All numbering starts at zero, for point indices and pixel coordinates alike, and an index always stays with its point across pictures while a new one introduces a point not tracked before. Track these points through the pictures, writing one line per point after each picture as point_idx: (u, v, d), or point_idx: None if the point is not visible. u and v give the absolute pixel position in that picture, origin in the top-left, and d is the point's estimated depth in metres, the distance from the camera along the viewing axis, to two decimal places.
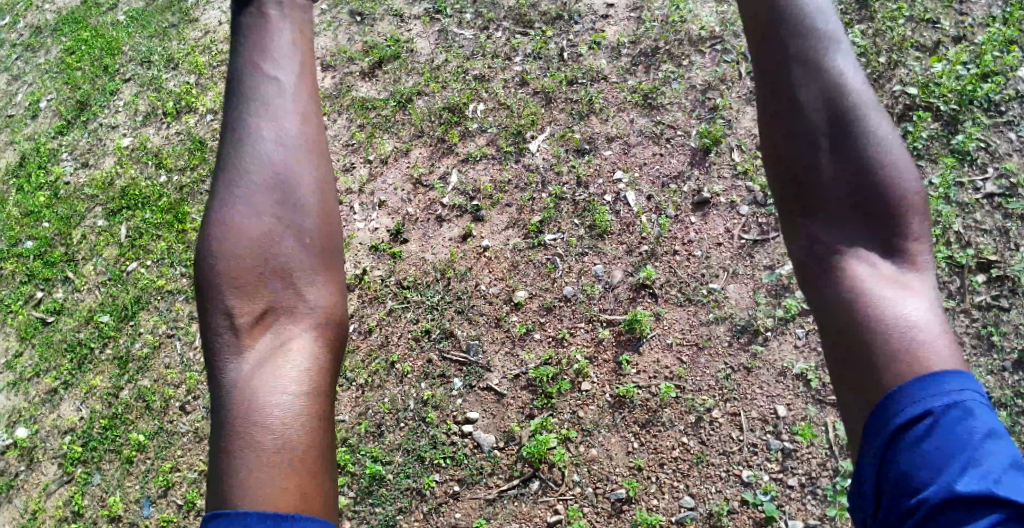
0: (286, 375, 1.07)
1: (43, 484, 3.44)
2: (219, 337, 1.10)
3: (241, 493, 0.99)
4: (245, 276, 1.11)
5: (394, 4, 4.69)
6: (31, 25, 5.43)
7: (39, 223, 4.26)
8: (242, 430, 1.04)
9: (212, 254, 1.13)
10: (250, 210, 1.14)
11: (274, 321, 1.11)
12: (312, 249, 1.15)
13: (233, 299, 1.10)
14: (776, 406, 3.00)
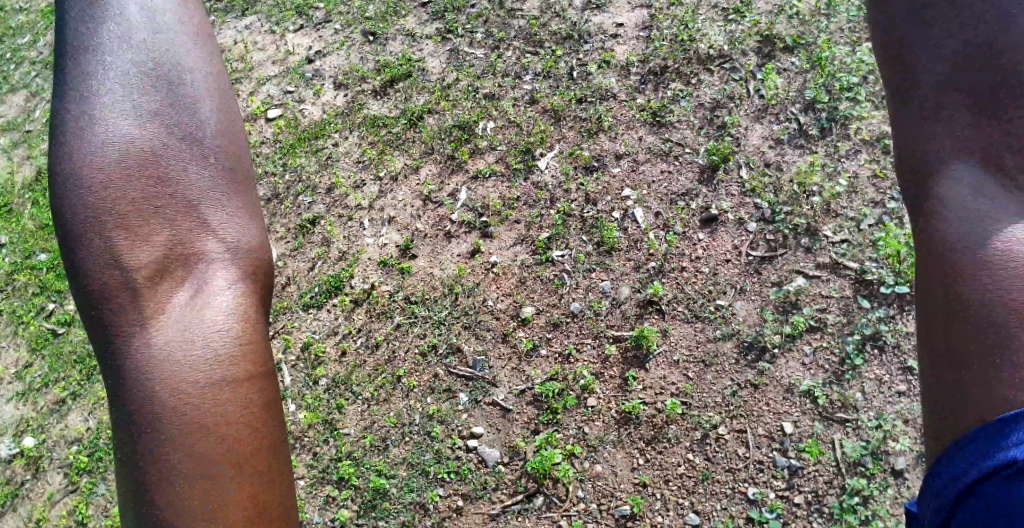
0: (207, 331, 1.03)
1: (49, 493, 3.45)
2: (118, 302, 1.03)
3: (178, 467, 0.96)
4: (147, 230, 1.05)
5: (406, 24, 4.75)
6: (53, 44, 5.56)
7: (54, 236, 4.32)
8: (167, 397, 0.99)
9: (91, 213, 1.05)
10: (151, 155, 1.08)
11: (185, 272, 1.06)
12: (216, 189, 1.11)
13: (133, 258, 1.04)
14: (784, 423, 2.98)
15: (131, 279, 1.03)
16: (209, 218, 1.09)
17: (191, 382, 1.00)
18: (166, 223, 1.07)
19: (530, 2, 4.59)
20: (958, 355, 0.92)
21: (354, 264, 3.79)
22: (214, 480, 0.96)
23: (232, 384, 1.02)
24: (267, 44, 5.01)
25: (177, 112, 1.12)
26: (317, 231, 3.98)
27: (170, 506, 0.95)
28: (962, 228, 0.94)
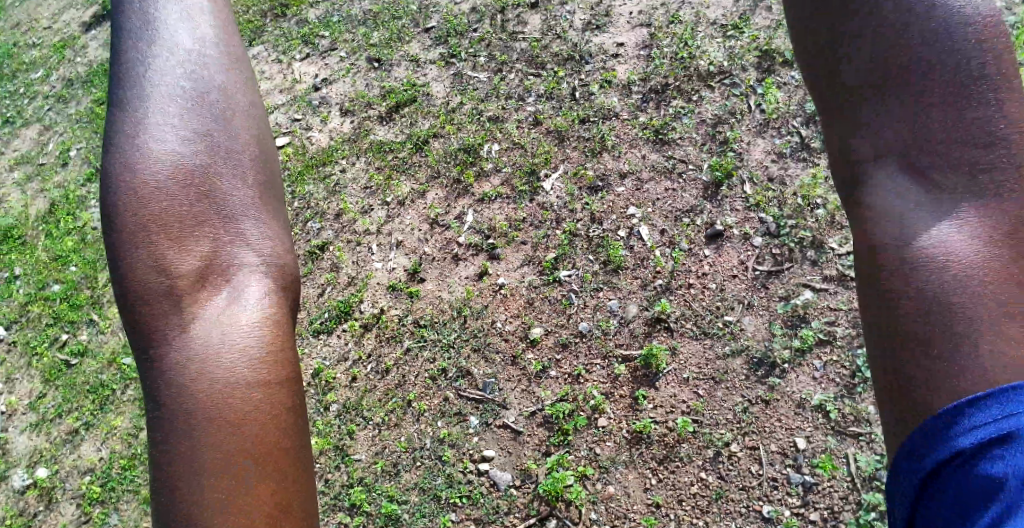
0: (238, 321, 0.87)
1: (62, 524, 3.46)
2: (141, 280, 0.88)
3: (201, 470, 0.81)
4: (173, 196, 0.88)
5: (410, 49, 4.81)
6: (65, 78, 5.66)
7: (66, 267, 4.37)
8: (197, 386, 0.84)
9: (120, 174, 0.90)
10: (179, 107, 0.91)
11: (215, 248, 0.88)
12: (252, 156, 0.94)
13: (161, 229, 0.88)
14: (796, 439, 2.95)
15: (160, 251, 0.87)
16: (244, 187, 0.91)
17: (223, 376, 0.85)
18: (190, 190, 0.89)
19: (532, 25, 4.64)
20: (905, 357, 0.82)
21: (363, 289, 3.81)
22: (240, 488, 0.80)
23: (263, 383, 0.86)
24: (275, 73, 5.10)
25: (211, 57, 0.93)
26: (325, 257, 4.02)
27: (186, 508, 0.80)
28: (898, 221, 0.85)
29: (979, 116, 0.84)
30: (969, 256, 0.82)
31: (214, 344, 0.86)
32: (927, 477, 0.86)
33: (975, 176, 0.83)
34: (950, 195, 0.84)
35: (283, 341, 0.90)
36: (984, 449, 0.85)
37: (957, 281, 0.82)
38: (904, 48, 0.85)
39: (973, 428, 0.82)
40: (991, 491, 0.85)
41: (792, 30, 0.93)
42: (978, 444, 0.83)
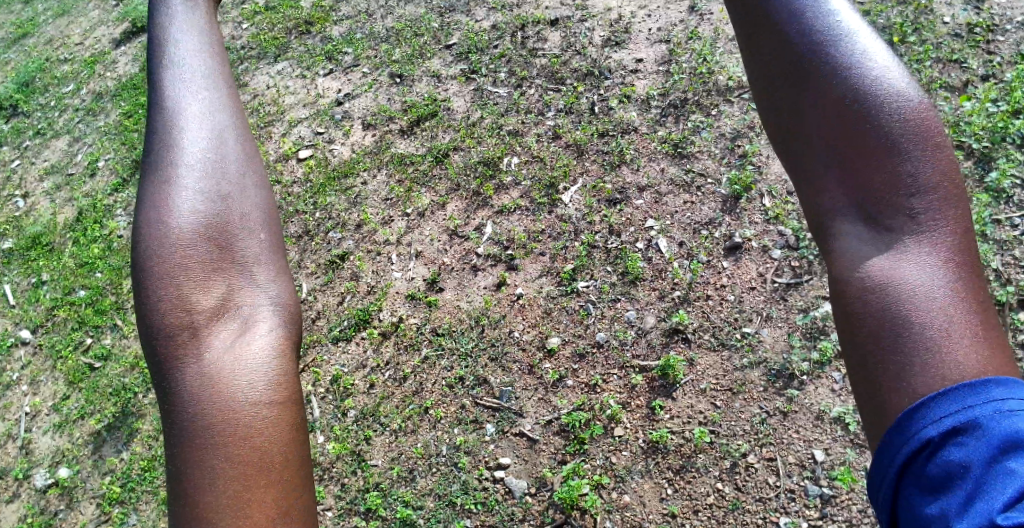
0: (248, 357, 0.79)
1: (81, 523, 3.50)
2: (160, 310, 0.81)
3: (213, 474, 0.74)
4: (187, 230, 0.81)
5: (432, 65, 4.89)
6: (94, 92, 5.80)
7: (92, 273, 4.45)
8: (210, 402, 0.78)
9: (142, 204, 0.85)
10: (196, 142, 0.84)
11: (228, 286, 0.81)
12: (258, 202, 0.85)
13: (177, 262, 0.81)
14: (814, 451, 2.93)
15: (175, 285, 0.81)
16: (259, 227, 0.83)
17: (232, 411, 0.77)
18: (205, 222, 0.81)
19: (552, 41, 4.70)
20: (876, 366, 0.78)
21: (382, 298, 3.84)
22: (251, 493, 0.74)
23: (271, 402, 0.79)
24: (299, 88, 5.18)
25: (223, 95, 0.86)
26: (346, 266, 4.06)
27: (196, 512, 0.74)
28: (861, 251, 0.81)
29: (924, 161, 0.82)
30: (928, 269, 0.79)
31: (222, 383, 0.78)
32: (896, 470, 0.81)
33: (924, 207, 0.81)
34: (902, 228, 0.81)
35: (292, 373, 0.82)
36: (951, 436, 0.79)
37: (918, 294, 0.78)
38: (863, 93, 0.83)
39: (938, 418, 0.77)
40: (954, 476, 0.80)
41: (771, 74, 0.86)
42: (945, 433, 0.78)
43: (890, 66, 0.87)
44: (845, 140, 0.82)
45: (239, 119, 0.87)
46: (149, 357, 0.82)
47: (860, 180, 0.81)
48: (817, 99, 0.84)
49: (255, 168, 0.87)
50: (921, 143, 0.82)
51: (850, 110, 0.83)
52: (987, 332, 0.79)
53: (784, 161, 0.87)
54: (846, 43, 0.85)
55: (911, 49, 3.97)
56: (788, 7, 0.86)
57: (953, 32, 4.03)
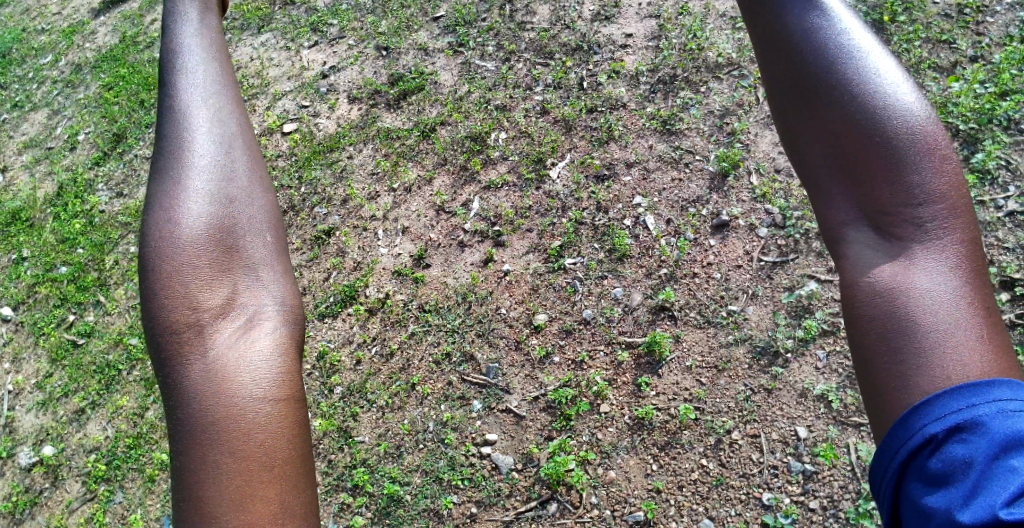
0: (253, 353, 0.80)
1: (67, 501, 3.50)
2: (165, 308, 0.82)
3: (217, 469, 0.75)
4: (192, 228, 0.83)
5: (419, 38, 4.81)
6: (73, 63, 5.68)
7: (73, 249, 4.40)
8: (214, 399, 0.78)
9: (151, 207, 0.86)
10: (203, 145, 0.86)
11: (233, 286, 0.82)
12: (266, 205, 0.87)
13: (184, 262, 0.82)
14: (797, 428, 2.97)
15: (183, 283, 0.82)
16: (264, 231, 0.85)
17: (238, 406, 0.78)
18: (211, 223, 0.83)
19: (541, 15, 4.65)
20: (878, 366, 0.78)
21: (368, 274, 3.82)
22: (256, 489, 0.74)
23: (274, 399, 0.79)
24: (283, 60, 5.10)
25: (232, 107, 0.90)
26: (332, 242, 4.03)
27: (200, 510, 0.74)
28: (868, 257, 0.81)
29: (930, 172, 0.82)
30: (936, 275, 0.80)
31: (226, 380, 0.79)
32: (899, 465, 0.82)
33: (930, 217, 0.81)
34: (910, 236, 0.81)
35: (296, 372, 0.82)
36: (956, 435, 0.80)
37: (925, 297, 0.79)
38: (873, 106, 0.83)
39: (941, 415, 0.78)
40: (955, 472, 0.82)
41: (784, 85, 0.87)
42: (949, 430, 0.79)
43: (896, 69, 0.88)
44: (849, 143, 0.82)
45: (245, 131, 0.90)
46: (153, 359, 0.83)
47: (863, 180, 0.82)
48: (817, 99, 0.85)
49: (262, 177, 0.89)
50: (927, 148, 0.83)
51: (854, 112, 0.83)
52: (993, 339, 0.79)
53: (789, 158, 0.88)
54: (849, 43, 0.86)
55: (901, 29, 3.96)
56: (797, 15, 0.87)
57: (943, 12, 4.03)
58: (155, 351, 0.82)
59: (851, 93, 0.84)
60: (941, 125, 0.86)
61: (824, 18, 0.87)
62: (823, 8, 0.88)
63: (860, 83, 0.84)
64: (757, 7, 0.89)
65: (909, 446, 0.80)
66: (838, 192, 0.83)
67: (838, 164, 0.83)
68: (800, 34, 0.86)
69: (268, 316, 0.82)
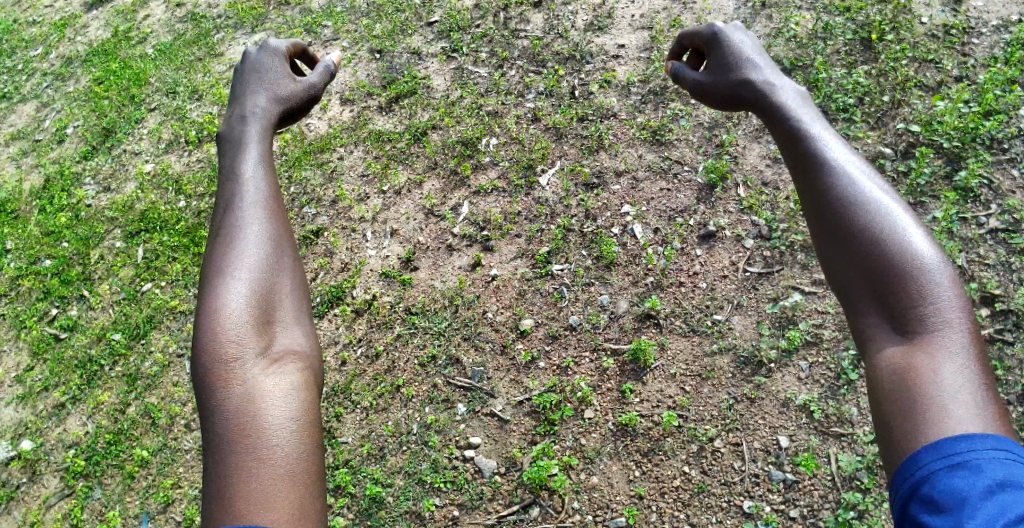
0: (280, 374, 1.56)
1: (45, 496, 3.45)
2: (216, 347, 1.56)
3: (247, 468, 1.42)
4: (241, 302, 1.61)
5: (412, 42, 4.82)
6: (64, 56, 5.66)
7: (59, 243, 4.37)
8: (245, 413, 1.50)
9: (211, 286, 1.63)
10: (253, 246, 1.70)
11: (266, 341, 1.60)
12: (286, 294, 1.69)
13: (233, 322, 1.58)
14: (779, 437, 3.00)
15: (232, 335, 1.57)
16: (289, 303, 1.69)
17: (269, 414, 1.50)
18: (252, 304, 1.62)
19: (534, 23, 4.68)
20: (900, 411, 1.39)
21: (356, 275, 3.81)
22: (269, 480, 1.42)
23: (294, 415, 1.52)
24: None
25: (273, 226, 1.76)
26: (320, 242, 4.01)
27: (231, 492, 1.40)
28: (891, 342, 1.46)
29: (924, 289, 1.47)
30: (943, 351, 1.41)
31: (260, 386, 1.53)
32: (912, 488, 1.30)
33: (932, 319, 1.44)
34: (923, 331, 1.44)
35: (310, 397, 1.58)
36: (958, 472, 1.27)
37: (929, 366, 1.40)
38: (891, 249, 1.52)
39: (944, 452, 1.30)
40: (959, 501, 1.25)
41: (834, 241, 1.61)
42: (948, 465, 1.28)
43: (916, 230, 1.55)
44: (870, 272, 1.52)
45: (280, 243, 1.75)
46: (202, 381, 1.55)
47: (881, 293, 1.50)
48: (854, 247, 1.56)
49: (291, 275, 1.73)
50: (929, 278, 1.48)
51: (879, 252, 1.53)
52: (984, 388, 1.38)
53: (837, 286, 1.59)
54: (865, 191, 1.62)
55: (889, 47, 4.03)
56: (845, 202, 1.62)
57: (930, 33, 4.10)
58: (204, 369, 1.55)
59: (876, 242, 1.54)
60: (947, 264, 1.51)
61: (859, 194, 1.62)
62: (862, 197, 1.61)
63: (879, 233, 1.55)
64: (819, 199, 1.67)
65: (914, 472, 1.31)
66: (863, 300, 1.52)
67: (860, 284, 1.53)
68: (843, 210, 1.61)
69: (295, 349, 1.63)
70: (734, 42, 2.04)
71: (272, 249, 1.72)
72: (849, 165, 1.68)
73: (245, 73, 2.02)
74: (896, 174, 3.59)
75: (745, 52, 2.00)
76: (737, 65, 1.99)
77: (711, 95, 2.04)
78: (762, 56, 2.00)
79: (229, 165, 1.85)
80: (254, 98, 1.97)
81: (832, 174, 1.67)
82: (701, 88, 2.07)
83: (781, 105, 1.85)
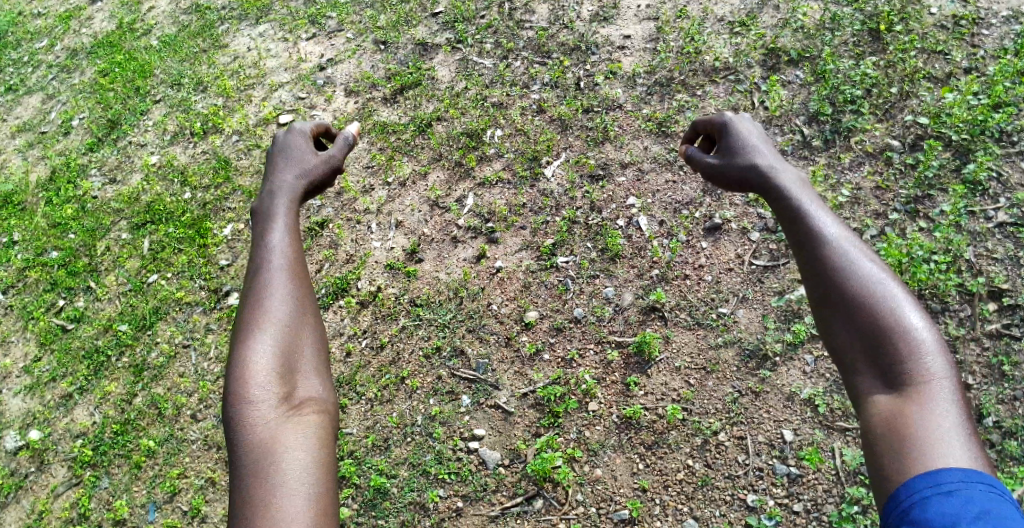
0: (302, 416, 1.74)
1: (52, 485, 3.47)
2: (244, 392, 1.74)
3: (265, 494, 1.60)
4: (267, 352, 1.79)
5: (417, 33, 4.80)
6: (69, 47, 5.66)
7: (65, 234, 4.38)
8: (268, 445, 1.68)
9: (241, 337, 1.82)
10: (278, 301, 1.87)
11: (288, 385, 1.78)
12: (309, 343, 1.87)
13: (258, 369, 1.77)
14: (783, 431, 3.00)
15: (257, 382, 1.75)
16: (311, 354, 1.86)
17: (286, 451, 1.66)
18: (275, 353, 1.80)
19: (540, 14, 4.65)
20: (892, 455, 1.47)
21: (361, 267, 3.82)
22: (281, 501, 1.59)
23: (313, 452, 1.69)
24: (280, 50, 5.02)
25: (297, 280, 1.92)
26: (325, 234, 4.01)
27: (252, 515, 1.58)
28: (884, 398, 1.54)
29: (912, 349, 1.56)
30: (931, 404, 1.50)
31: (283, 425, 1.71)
32: (903, 512, 1.38)
33: (918, 377, 1.54)
34: (912, 389, 1.53)
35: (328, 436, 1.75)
36: (944, 498, 1.35)
37: (917, 419, 1.49)
38: (881, 312, 1.61)
39: (933, 485, 1.38)
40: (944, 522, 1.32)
41: (827, 302, 1.70)
42: (936, 494, 1.36)
43: (904, 295, 1.64)
44: (864, 335, 1.61)
45: (302, 297, 1.91)
46: (231, 419, 1.73)
47: (873, 355, 1.59)
48: (847, 310, 1.65)
49: (312, 326, 1.90)
50: (915, 341, 1.57)
51: (872, 316, 1.62)
52: (971, 436, 1.47)
53: (830, 345, 1.68)
54: (857, 259, 1.71)
55: (897, 39, 4.00)
56: (841, 266, 1.70)
57: (939, 24, 4.06)
58: (231, 409, 1.73)
59: (868, 307, 1.63)
60: (933, 327, 1.60)
61: (851, 260, 1.71)
62: (855, 263, 1.70)
63: (870, 298, 1.64)
64: (812, 264, 1.76)
65: (902, 501, 1.39)
66: (856, 361, 1.61)
67: (852, 346, 1.63)
68: (838, 275, 1.70)
69: (313, 396, 1.80)
70: (727, 117, 2.09)
71: (295, 304, 1.89)
72: (844, 235, 1.77)
73: (276, 149, 2.14)
74: (903, 167, 3.57)
75: (743, 128, 2.06)
76: (736, 140, 2.04)
77: (709, 169, 2.07)
78: (758, 132, 2.07)
79: (258, 223, 2.01)
80: (280, 174, 2.07)
81: (827, 241, 1.76)
82: (700, 160, 2.10)
83: (777, 175, 1.94)
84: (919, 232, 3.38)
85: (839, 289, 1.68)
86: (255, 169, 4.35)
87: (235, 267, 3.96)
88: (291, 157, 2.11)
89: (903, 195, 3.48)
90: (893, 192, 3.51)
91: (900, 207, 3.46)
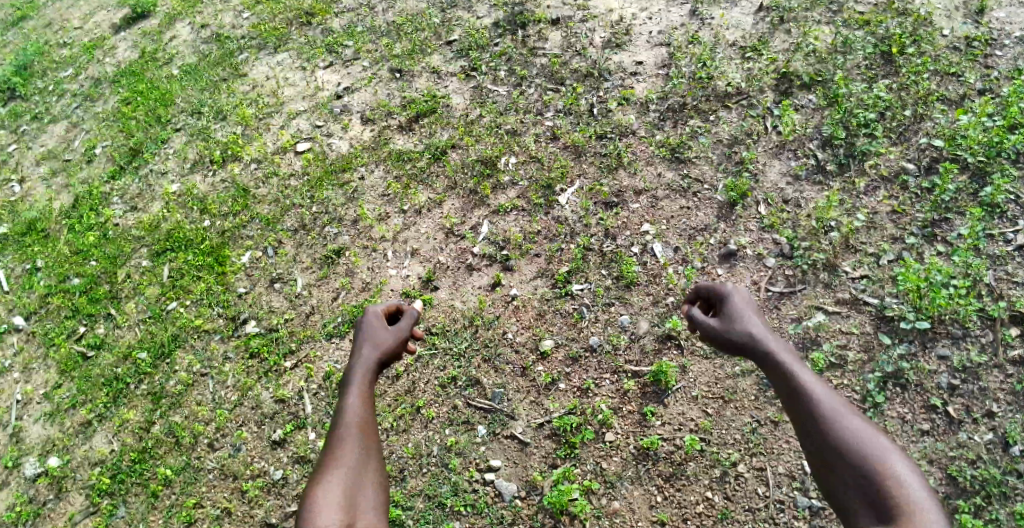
0: None
1: (70, 514, 3.49)
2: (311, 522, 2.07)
3: None
4: (335, 493, 2.15)
5: (432, 61, 4.86)
6: (93, 77, 5.77)
7: (87, 262, 4.44)
8: None
9: (318, 480, 2.20)
10: (352, 454, 2.27)
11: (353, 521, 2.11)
12: (373, 496, 2.21)
13: (327, 505, 2.11)
14: (803, 462, 2.96)
15: (325, 515, 2.08)
16: (374, 504, 2.19)
17: None
18: (345, 495, 2.16)
19: (553, 41, 4.69)
20: None
21: (376, 295, 3.83)
22: None
23: None
24: (297, 79, 5.10)
25: (369, 441, 2.32)
26: (341, 262, 4.02)
27: None
28: None
29: (903, 495, 1.89)
30: None
31: None
32: None
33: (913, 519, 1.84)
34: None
35: None
36: None
37: None
38: (872, 468, 1.96)
39: None
40: None
41: (826, 461, 2.06)
42: None
43: (895, 453, 1.99)
44: (864, 487, 1.95)
45: (372, 458, 2.30)
46: None
47: (872, 503, 1.92)
48: (845, 467, 2.01)
49: (378, 483, 2.26)
50: (907, 489, 1.90)
51: (868, 471, 1.97)
52: None
53: (835, 499, 2.02)
54: (849, 424, 2.07)
55: (909, 61, 3.99)
56: (838, 430, 2.07)
57: (951, 45, 4.05)
58: None
59: (863, 465, 1.98)
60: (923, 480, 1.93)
61: (846, 424, 2.07)
62: (849, 426, 2.06)
63: (861, 457, 1.99)
64: (812, 428, 2.12)
65: None
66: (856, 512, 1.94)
67: (852, 500, 1.97)
68: (836, 437, 2.06)
69: None
70: (724, 288, 2.42)
71: (364, 459, 2.27)
72: (839, 402, 2.13)
73: (358, 327, 2.55)
74: (919, 191, 3.55)
75: (737, 299, 2.39)
76: (734, 313, 2.36)
77: (712, 335, 2.37)
78: (750, 301, 2.40)
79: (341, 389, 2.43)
80: (359, 349, 2.48)
81: (823, 408, 2.12)
82: (702, 327, 2.40)
83: (778, 347, 2.28)
84: (937, 256, 3.35)
85: (837, 449, 2.04)
86: (273, 198, 4.39)
87: (252, 296, 4.00)
88: (370, 326, 2.53)
89: (919, 219, 3.46)
90: (909, 217, 3.49)
91: (917, 231, 3.43)
